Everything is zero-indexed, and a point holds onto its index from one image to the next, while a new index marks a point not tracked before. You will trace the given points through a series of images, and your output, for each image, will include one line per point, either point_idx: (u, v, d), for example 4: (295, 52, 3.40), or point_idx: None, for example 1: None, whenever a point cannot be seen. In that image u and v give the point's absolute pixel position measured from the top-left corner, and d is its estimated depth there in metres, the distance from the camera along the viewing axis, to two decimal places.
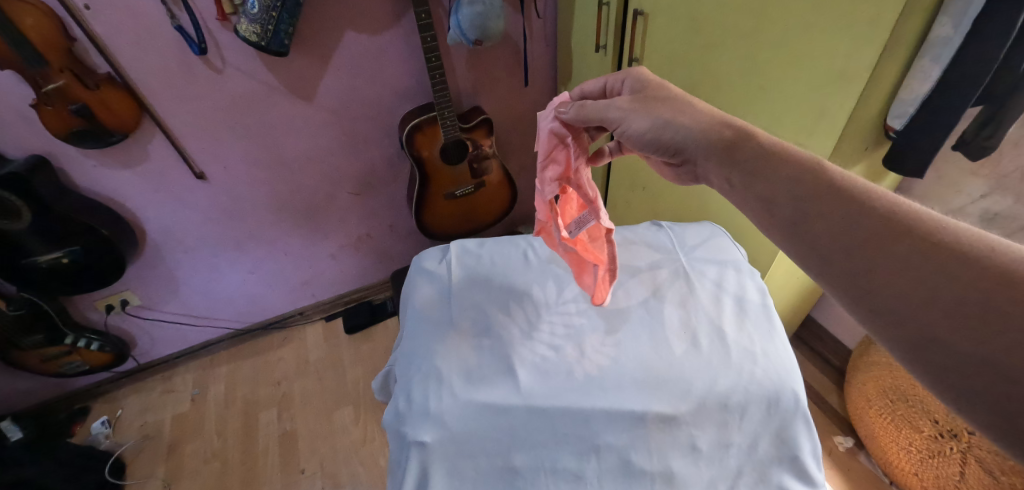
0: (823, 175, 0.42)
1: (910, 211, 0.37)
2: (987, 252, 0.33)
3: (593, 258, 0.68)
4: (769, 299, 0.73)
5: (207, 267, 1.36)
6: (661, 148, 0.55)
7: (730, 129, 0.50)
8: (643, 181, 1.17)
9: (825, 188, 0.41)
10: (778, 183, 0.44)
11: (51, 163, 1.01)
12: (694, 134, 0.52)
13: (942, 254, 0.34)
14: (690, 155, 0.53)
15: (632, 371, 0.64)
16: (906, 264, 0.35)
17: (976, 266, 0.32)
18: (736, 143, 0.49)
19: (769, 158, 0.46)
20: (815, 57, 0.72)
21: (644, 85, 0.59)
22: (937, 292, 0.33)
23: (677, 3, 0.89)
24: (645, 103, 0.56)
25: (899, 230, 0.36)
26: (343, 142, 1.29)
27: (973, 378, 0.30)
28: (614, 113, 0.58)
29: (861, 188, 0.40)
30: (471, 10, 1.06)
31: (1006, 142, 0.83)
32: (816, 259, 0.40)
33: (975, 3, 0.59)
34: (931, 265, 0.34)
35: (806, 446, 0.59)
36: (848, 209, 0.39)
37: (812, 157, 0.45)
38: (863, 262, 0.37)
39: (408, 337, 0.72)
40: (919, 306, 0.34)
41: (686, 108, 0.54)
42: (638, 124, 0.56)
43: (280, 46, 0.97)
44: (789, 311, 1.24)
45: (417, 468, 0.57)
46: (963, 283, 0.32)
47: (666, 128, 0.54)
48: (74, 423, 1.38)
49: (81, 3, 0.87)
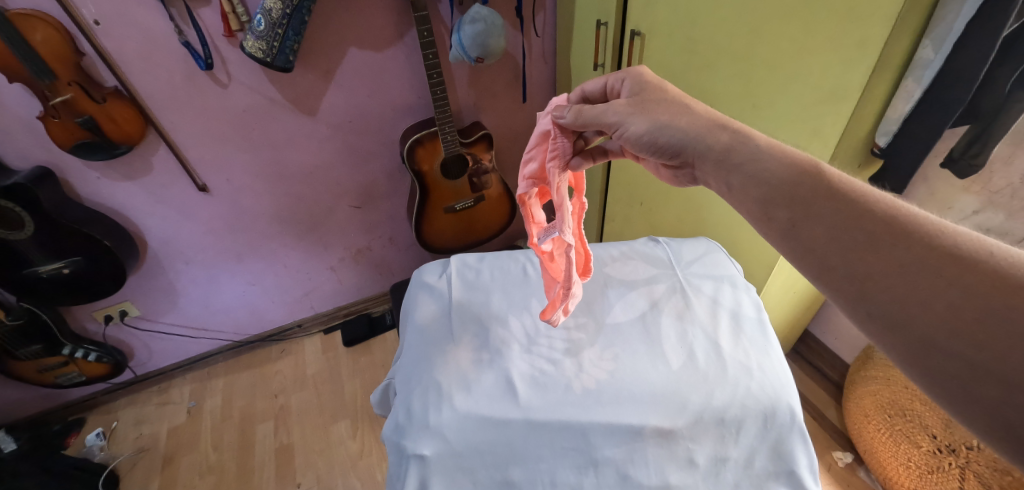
0: (821, 176, 0.43)
1: (904, 213, 0.39)
2: (986, 256, 0.34)
3: (553, 273, 0.70)
4: (764, 314, 0.74)
5: (207, 279, 1.37)
6: (658, 150, 0.56)
7: (725, 132, 0.51)
8: (642, 197, 1.20)
9: (823, 192, 0.42)
10: (773, 185, 0.45)
11: (55, 174, 1.03)
12: (690, 136, 0.53)
13: (940, 257, 0.35)
14: (688, 157, 0.54)
15: (630, 385, 0.64)
16: (908, 266, 0.36)
17: (975, 269, 0.33)
18: (732, 147, 0.50)
19: (763, 161, 0.47)
20: (806, 77, 0.74)
21: (644, 86, 0.60)
22: (932, 298, 0.34)
23: (674, 25, 0.92)
24: (644, 105, 0.57)
25: (898, 231, 0.38)
26: (346, 156, 1.31)
27: (973, 387, 0.31)
28: (612, 118, 0.59)
29: (857, 192, 0.42)
30: (472, 28, 1.08)
31: (997, 160, 0.85)
32: (814, 261, 0.41)
33: (954, 29, 0.61)
34: (928, 267, 0.35)
35: (804, 461, 0.60)
36: (845, 211, 0.40)
37: (809, 159, 0.46)
38: (863, 265, 0.38)
39: (409, 352, 0.72)
40: (918, 312, 0.34)
41: (683, 110, 0.55)
42: (635, 126, 0.57)
43: (285, 62, 0.99)
44: (787, 325, 1.25)
45: (416, 481, 0.57)
46: (961, 291, 0.33)
47: (663, 130, 0.55)
48: (68, 434, 1.37)
49: (91, 18, 0.89)
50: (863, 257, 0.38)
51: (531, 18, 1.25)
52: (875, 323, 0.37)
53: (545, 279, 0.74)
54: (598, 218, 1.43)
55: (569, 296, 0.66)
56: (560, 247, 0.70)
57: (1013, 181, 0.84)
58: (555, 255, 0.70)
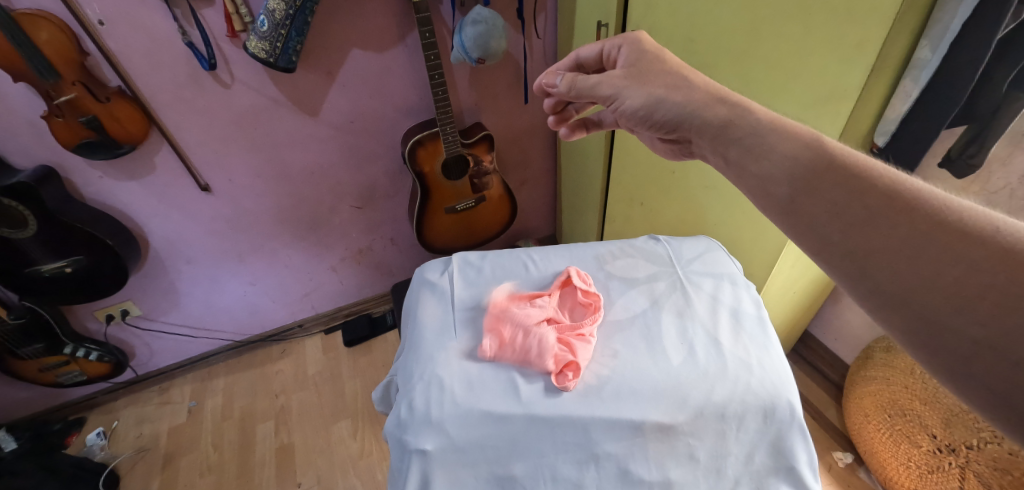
0: (821, 150, 0.43)
1: (907, 186, 0.38)
2: (991, 230, 0.32)
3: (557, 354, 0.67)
4: (764, 310, 0.74)
5: (208, 279, 1.37)
6: (655, 124, 0.58)
7: (724, 107, 0.51)
8: (643, 198, 1.21)
9: (823, 166, 0.42)
10: (773, 159, 0.45)
11: (59, 174, 1.03)
12: (687, 110, 0.53)
13: (944, 232, 0.34)
14: (685, 132, 0.55)
15: (631, 381, 0.64)
16: (910, 243, 0.35)
17: (982, 243, 0.32)
18: (731, 121, 0.50)
19: (763, 135, 0.47)
20: (805, 77, 0.74)
21: (641, 55, 0.60)
22: (937, 274, 0.33)
23: (675, 26, 0.93)
24: (640, 77, 0.58)
25: (900, 206, 0.37)
26: (347, 156, 1.31)
27: (975, 371, 0.31)
28: (609, 90, 0.61)
29: (858, 166, 0.41)
30: (473, 30, 1.09)
31: (995, 160, 0.86)
32: (816, 240, 0.41)
33: (952, 29, 0.62)
34: (933, 244, 0.34)
35: (803, 457, 0.61)
36: (846, 186, 0.40)
37: (810, 133, 0.45)
38: (863, 240, 0.37)
39: (411, 348, 0.73)
40: (918, 290, 0.34)
41: (680, 83, 0.55)
42: (631, 99, 0.59)
43: (288, 63, 1.00)
44: (787, 326, 1.26)
45: (418, 474, 0.58)
46: (965, 267, 0.32)
47: (659, 104, 0.56)
48: (69, 433, 1.37)
49: (95, 18, 0.90)
50: (864, 233, 0.37)
51: (532, 20, 1.26)
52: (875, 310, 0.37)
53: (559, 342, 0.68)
54: (598, 218, 1.43)
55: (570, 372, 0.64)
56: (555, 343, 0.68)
57: (1011, 181, 0.85)
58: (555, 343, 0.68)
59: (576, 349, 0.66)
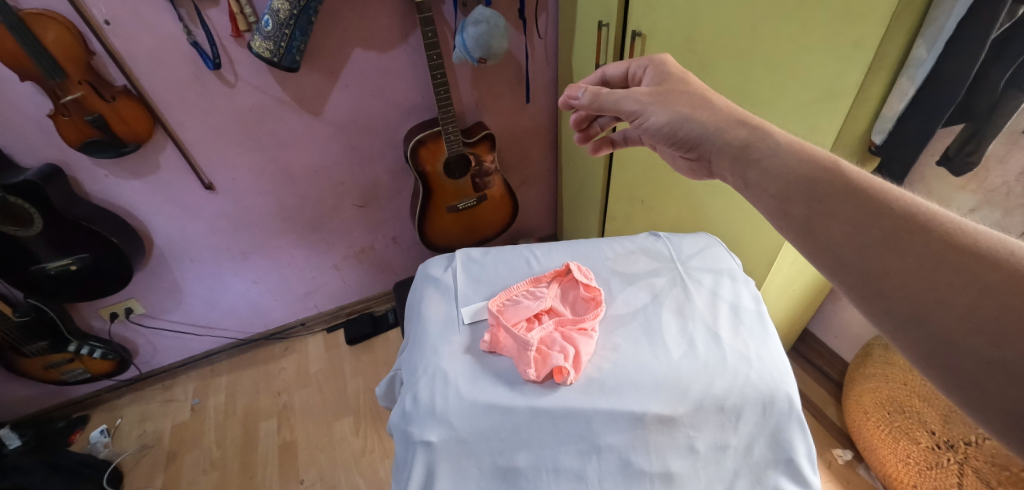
0: (839, 173, 0.43)
1: (923, 210, 0.38)
2: (1005, 255, 0.33)
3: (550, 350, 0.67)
4: (763, 306, 0.75)
5: (211, 277, 1.38)
6: (677, 142, 0.59)
7: (745, 128, 0.52)
8: (643, 196, 1.22)
9: (840, 189, 0.42)
10: (789, 180, 0.46)
11: (64, 172, 1.04)
12: (710, 131, 0.54)
13: (959, 255, 0.34)
14: (705, 151, 0.56)
15: (631, 373, 0.65)
16: (924, 266, 0.35)
17: (996, 269, 0.32)
18: (751, 143, 0.50)
19: (781, 157, 0.47)
20: (804, 76, 0.75)
21: (666, 76, 0.63)
22: (949, 295, 0.33)
23: (675, 26, 0.94)
24: (664, 96, 0.60)
25: (916, 228, 0.37)
26: (349, 155, 1.32)
27: (975, 367, 0.31)
28: (633, 105, 0.62)
29: (875, 190, 0.41)
30: (475, 30, 1.10)
31: (992, 158, 0.86)
32: (829, 256, 0.41)
33: (946, 28, 0.63)
34: (949, 268, 0.34)
35: (801, 449, 0.62)
36: (863, 206, 0.40)
37: (826, 155, 0.46)
38: (880, 261, 0.37)
39: (414, 342, 0.74)
40: (934, 308, 0.34)
41: (705, 104, 0.56)
42: (656, 117, 0.60)
43: (292, 62, 1.01)
44: (787, 324, 1.26)
45: (423, 467, 0.59)
46: (979, 290, 0.32)
47: (683, 123, 0.57)
48: (73, 430, 1.38)
49: (102, 18, 0.91)
50: (880, 253, 0.38)
51: (533, 20, 1.27)
52: (877, 304, 0.37)
53: (559, 338, 0.68)
54: (599, 217, 1.44)
55: (560, 368, 0.64)
56: (550, 340, 0.68)
57: (1009, 179, 0.85)
58: (549, 341, 0.68)
59: (578, 343, 0.67)
